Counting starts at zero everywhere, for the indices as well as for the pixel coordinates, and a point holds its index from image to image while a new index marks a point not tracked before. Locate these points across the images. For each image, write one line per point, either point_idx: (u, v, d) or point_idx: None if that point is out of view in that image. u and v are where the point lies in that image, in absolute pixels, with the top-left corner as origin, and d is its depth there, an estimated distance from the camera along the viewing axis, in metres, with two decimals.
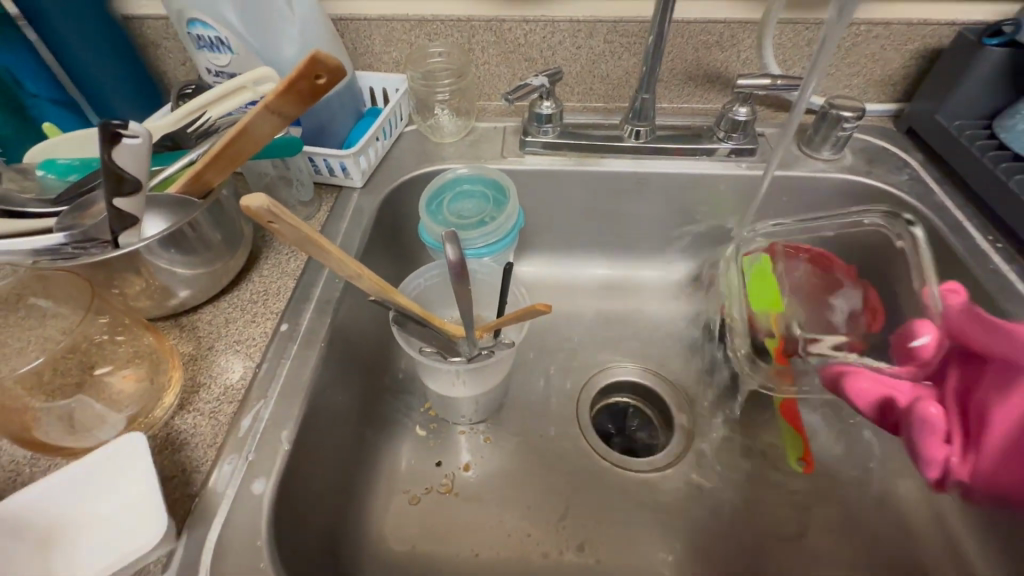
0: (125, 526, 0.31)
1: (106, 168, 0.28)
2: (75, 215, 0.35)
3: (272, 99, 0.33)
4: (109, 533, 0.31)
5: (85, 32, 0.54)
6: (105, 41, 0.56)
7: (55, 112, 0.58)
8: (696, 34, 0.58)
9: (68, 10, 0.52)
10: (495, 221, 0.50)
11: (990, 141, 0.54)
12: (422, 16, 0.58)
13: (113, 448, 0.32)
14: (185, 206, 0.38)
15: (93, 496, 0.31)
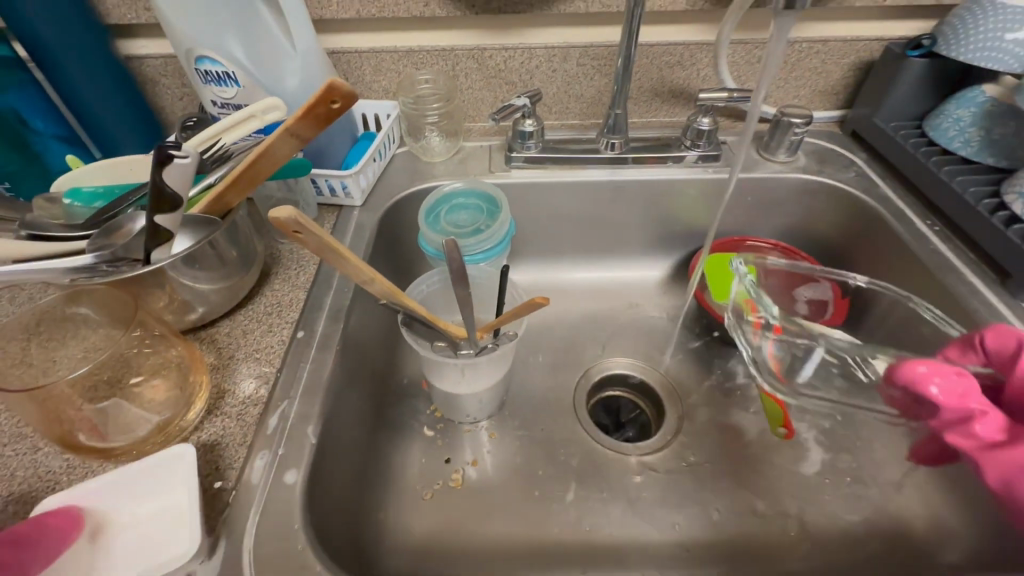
0: (165, 533, 0.33)
1: (153, 185, 0.31)
2: (106, 236, 0.39)
3: (293, 123, 0.37)
4: (151, 539, 0.33)
5: (90, 72, 0.57)
6: (109, 80, 0.59)
7: (58, 148, 0.60)
8: (659, 55, 0.65)
9: (74, 52, 0.55)
10: (489, 230, 0.54)
11: (921, 139, 0.61)
12: (409, 47, 0.63)
13: (160, 456, 0.35)
14: (208, 225, 0.41)
15: (139, 499, 0.34)
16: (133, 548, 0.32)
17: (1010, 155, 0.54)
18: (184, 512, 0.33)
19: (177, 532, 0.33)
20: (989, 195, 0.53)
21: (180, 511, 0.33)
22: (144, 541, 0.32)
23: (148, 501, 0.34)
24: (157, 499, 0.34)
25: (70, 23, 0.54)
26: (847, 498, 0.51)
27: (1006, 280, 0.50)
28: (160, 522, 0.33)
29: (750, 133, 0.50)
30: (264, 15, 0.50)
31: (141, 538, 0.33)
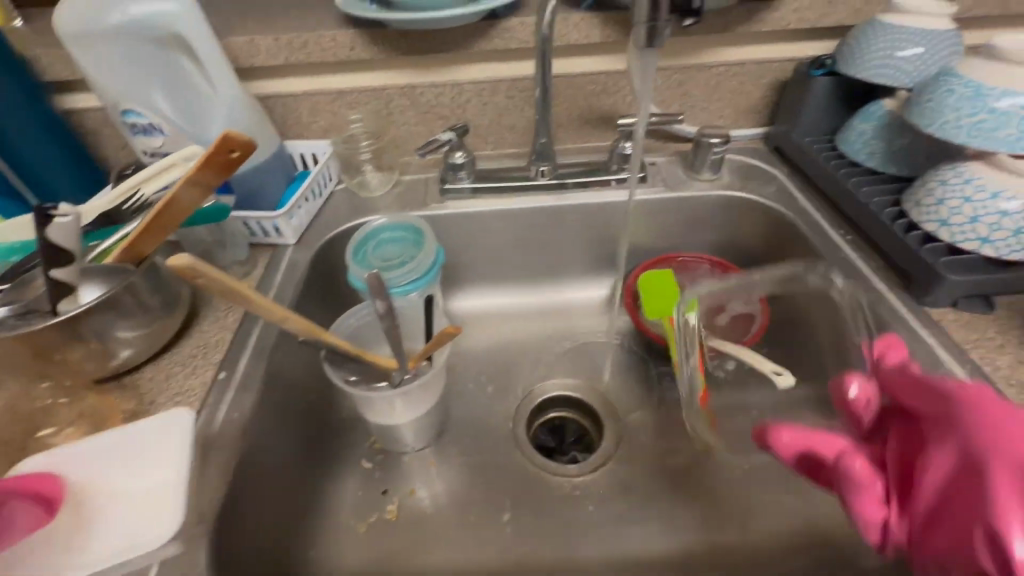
0: (147, 512, 0.37)
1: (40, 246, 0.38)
2: (15, 292, 0.41)
3: (192, 173, 0.38)
4: (134, 516, 0.37)
5: (27, 130, 0.59)
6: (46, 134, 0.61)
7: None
8: (584, 85, 0.68)
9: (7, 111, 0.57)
10: (415, 260, 0.54)
11: (833, 152, 0.63)
12: (342, 88, 0.66)
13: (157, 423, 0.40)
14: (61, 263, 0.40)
15: (126, 472, 0.39)
16: (115, 523, 0.37)
17: (909, 164, 0.56)
18: (167, 496, 0.38)
19: (164, 514, 0.37)
20: (890, 204, 0.55)
21: (164, 491, 0.38)
22: (127, 517, 0.37)
23: (135, 476, 0.39)
24: (142, 474, 0.39)
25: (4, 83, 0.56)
26: (774, 510, 0.52)
27: (909, 285, 0.51)
28: (147, 498, 0.38)
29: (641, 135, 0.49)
30: (181, 63, 0.51)
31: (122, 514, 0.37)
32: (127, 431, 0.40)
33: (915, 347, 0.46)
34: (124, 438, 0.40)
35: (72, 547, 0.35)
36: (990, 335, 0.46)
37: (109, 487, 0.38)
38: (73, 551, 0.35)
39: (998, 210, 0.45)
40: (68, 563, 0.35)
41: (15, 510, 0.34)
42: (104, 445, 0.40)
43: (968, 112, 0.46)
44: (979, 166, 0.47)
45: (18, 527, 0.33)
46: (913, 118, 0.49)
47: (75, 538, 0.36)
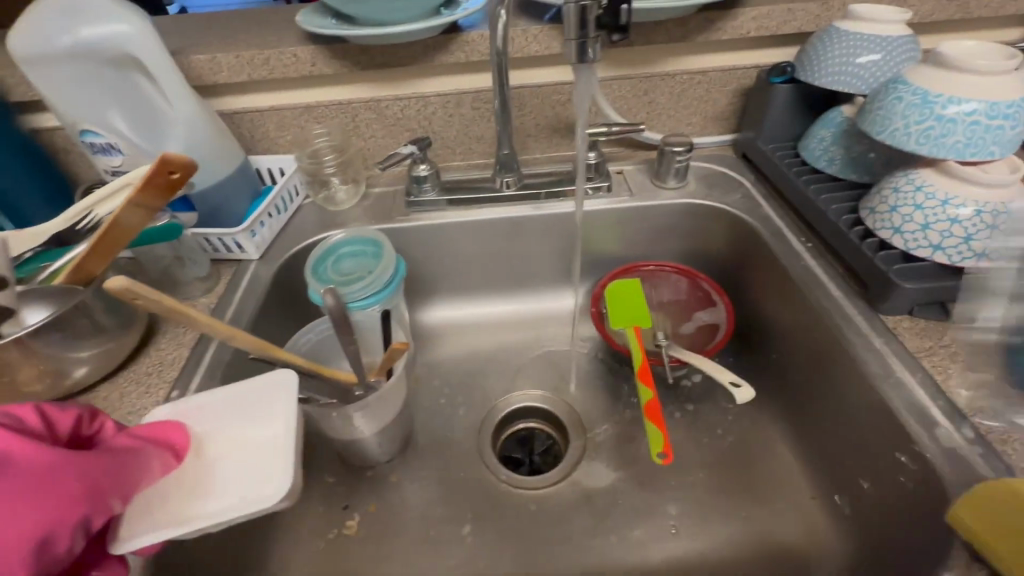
0: (265, 466, 0.39)
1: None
2: None
3: (135, 195, 0.39)
4: (252, 468, 0.39)
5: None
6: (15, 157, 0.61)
7: None
8: (549, 95, 0.68)
9: None
10: (373, 274, 0.55)
11: (796, 159, 0.63)
12: (308, 103, 0.66)
13: (260, 383, 0.43)
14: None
15: (257, 426, 0.42)
16: (227, 476, 0.39)
17: (869, 170, 0.56)
18: (281, 449, 0.39)
19: (268, 468, 0.39)
20: (849, 211, 0.55)
21: (281, 444, 0.40)
22: (246, 470, 0.39)
23: (245, 430, 0.41)
24: (263, 428, 0.41)
25: None
26: (734, 521, 0.52)
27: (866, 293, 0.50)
28: (256, 453, 0.40)
29: (588, 165, 0.50)
30: (138, 82, 0.52)
31: (240, 467, 0.39)
32: (247, 386, 0.43)
33: (867, 355, 0.46)
34: (251, 394, 0.43)
35: (187, 498, 0.38)
36: (943, 343, 0.46)
37: (234, 438, 0.41)
38: (210, 499, 0.38)
39: (947, 217, 0.45)
40: (180, 514, 0.37)
41: (148, 456, 0.38)
42: (227, 399, 0.43)
43: (916, 119, 0.46)
44: (930, 173, 0.47)
45: (150, 471, 0.38)
46: (866, 125, 0.50)
47: (197, 488, 0.39)
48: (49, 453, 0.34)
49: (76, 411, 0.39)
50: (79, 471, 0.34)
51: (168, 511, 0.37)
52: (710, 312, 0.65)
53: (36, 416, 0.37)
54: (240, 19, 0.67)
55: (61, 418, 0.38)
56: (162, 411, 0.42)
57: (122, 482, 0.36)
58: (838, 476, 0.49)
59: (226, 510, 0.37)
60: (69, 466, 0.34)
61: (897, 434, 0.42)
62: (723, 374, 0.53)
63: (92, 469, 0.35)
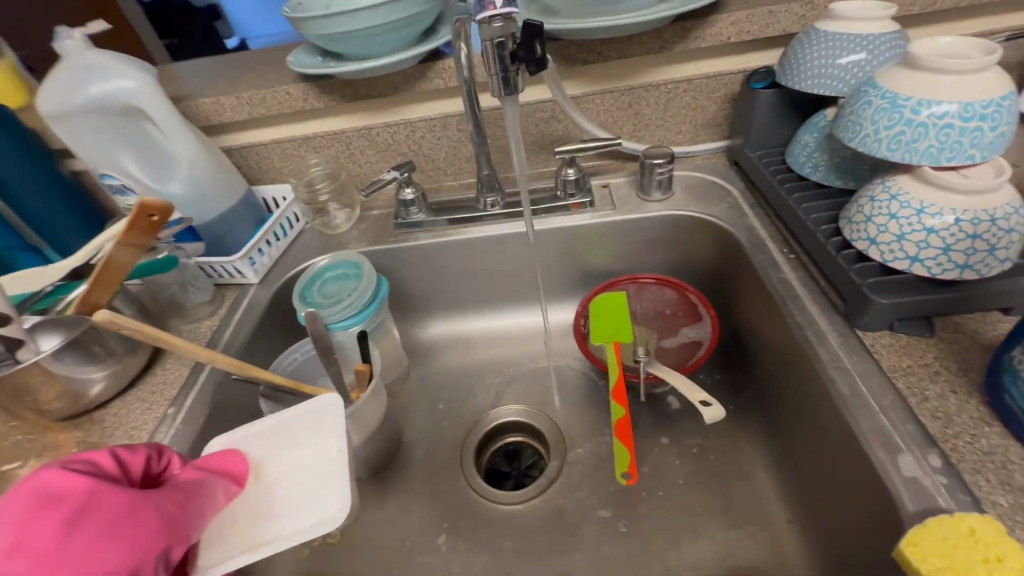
0: (322, 487, 0.42)
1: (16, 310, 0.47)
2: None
3: (122, 237, 0.44)
4: (310, 489, 0.42)
5: (46, 196, 0.68)
6: (60, 198, 0.69)
7: (26, 258, 0.68)
8: (531, 113, 0.69)
9: (32, 182, 0.66)
10: (350, 298, 0.58)
11: (782, 166, 0.61)
12: (305, 135, 0.71)
13: (309, 406, 0.46)
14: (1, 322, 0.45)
15: (308, 448, 0.44)
16: (287, 500, 0.41)
17: (854, 176, 0.53)
18: (337, 469, 0.42)
19: (325, 489, 0.41)
20: (829, 221, 0.52)
21: (335, 464, 0.43)
22: (305, 492, 0.41)
23: (298, 453, 0.44)
24: (313, 450, 0.44)
25: (24, 158, 0.65)
26: (706, 543, 0.51)
27: (843, 307, 0.48)
28: (312, 474, 0.43)
29: (523, 190, 0.53)
30: (146, 128, 0.58)
31: (297, 490, 0.42)
32: (293, 412, 0.45)
33: (835, 375, 0.44)
34: (298, 418, 0.45)
35: (253, 523, 0.40)
36: (923, 361, 0.43)
37: (289, 461, 0.43)
38: (274, 523, 0.40)
39: (923, 227, 0.42)
40: (249, 539, 0.39)
41: (214, 485, 0.39)
42: (277, 425, 0.45)
43: (885, 125, 0.43)
44: (906, 180, 0.44)
45: (217, 499, 0.39)
46: (839, 131, 0.48)
47: (260, 513, 0.41)
48: (126, 492, 0.33)
49: (144, 451, 0.38)
50: (158, 504, 0.34)
51: (238, 538, 0.39)
52: (695, 325, 0.64)
53: (109, 458, 0.36)
54: (246, 62, 0.74)
55: (132, 458, 0.37)
56: (219, 441, 0.44)
57: (193, 513, 0.36)
58: (813, 500, 0.47)
59: (293, 533, 0.39)
60: (147, 501, 0.34)
61: (861, 459, 0.39)
62: (695, 392, 0.52)
63: (165, 503, 0.34)
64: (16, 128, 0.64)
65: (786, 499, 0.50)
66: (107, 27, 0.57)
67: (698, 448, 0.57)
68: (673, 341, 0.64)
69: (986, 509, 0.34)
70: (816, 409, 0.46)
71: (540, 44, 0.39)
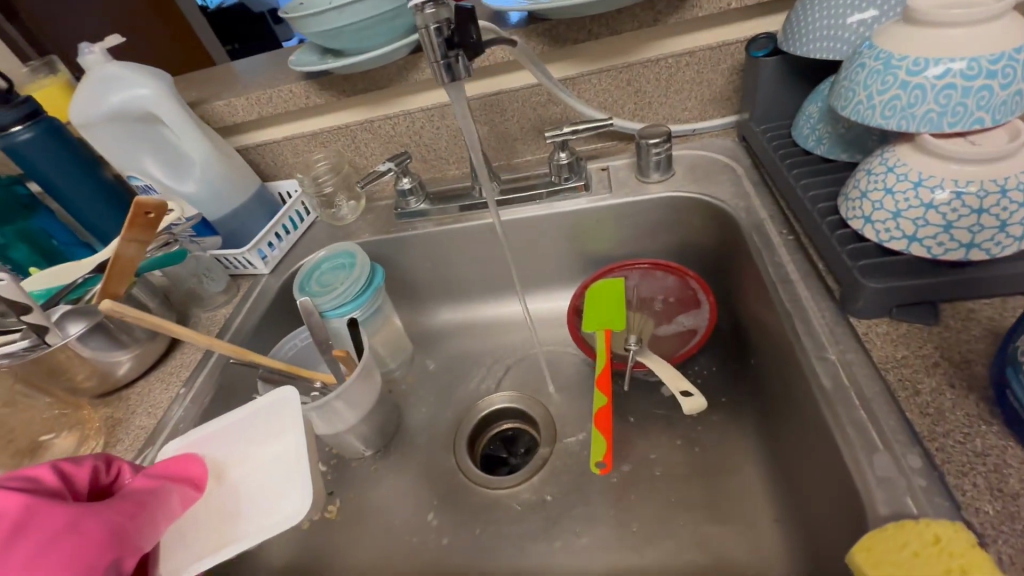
0: (283, 483, 0.44)
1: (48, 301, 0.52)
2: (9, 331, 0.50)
3: (125, 233, 0.48)
4: (273, 485, 0.45)
5: (97, 206, 0.72)
6: (111, 210, 0.73)
7: (80, 252, 0.75)
8: (527, 98, 0.68)
9: (86, 194, 0.71)
10: (340, 288, 0.60)
11: (788, 141, 0.56)
12: (312, 131, 0.74)
13: (267, 400, 0.48)
14: (23, 311, 0.49)
15: (271, 445, 0.47)
16: (251, 498, 0.44)
17: (861, 148, 0.49)
18: (297, 465, 0.45)
19: (287, 486, 0.44)
20: (829, 198, 0.48)
21: (294, 459, 0.45)
22: (267, 488, 0.44)
23: (260, 451, 0.47)
24: (276, 445, 0.47)
25: (78, 173, 0.69)
26: (687, 536, 0.50)
27: (837, 293, 0.44)
28: (275, 471, 0.45)
29: (483, 179, 0.54)
30: (163, 133, 0.63)
31: (260, 486, 0.45)
32: (259, 405, 0.48)
33: (817, 366, 0.41)
34: (257, 416, 0.48)
35: (221, 522, 0.43)
36: (921, 351, 0.39)
37: (251, 459, 0.46)
38: (241, 521, 0.43)
39: (921, 203, 0.38)
40: (217, 539, 0.42)
41: (170, 491, 0.41)
42: (240, 422, 0.48)
43: (879, 89, 0.39)
44: (906, 150, 0.40)
45: (173, 505, 0.41)
46: (833, 99, 0.43)
47: (226, 512, 0.44)
48: (67, 508, 0.35)
49: (90, 463, 0.41)
50: (102, 517, 0.36)
51: (205, 538, 0.42)
52: (694, 313, 0.61)
53: (52, 473, 0.38)
54: (262, 64, 0.78)
55: (76, 472, 0.40)
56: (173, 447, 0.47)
57: (144, 524, 0.38)
58: (800, 497, 0.44)
59: (257, 531, 0.42)
60: (90, 516, 0.36)
61: (838, 456, 0.37)
62: (678, 382, 0.53)
63: (110, 515, 0.36)
64: (64, 139, 0.67)
65: (776, 496, 0.48)
66: (123, 39, 0.63)
67: (689, 439, 0.56)
68: (671, 329, 0.62)
69: (967, 517, 0.30)
70: (801, 401, 0.43)
71: (473, 26, 0.45)
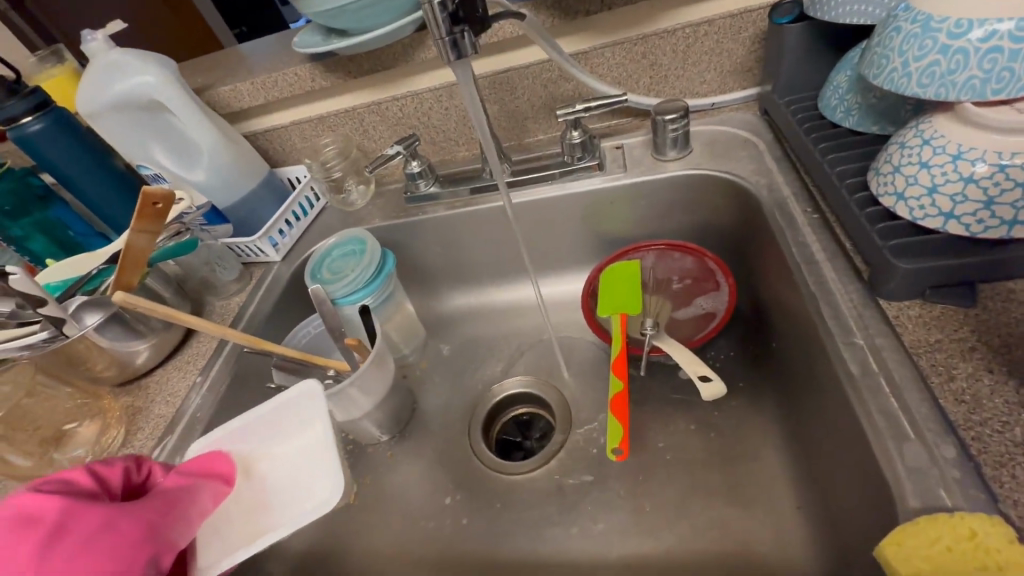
0: (313, 472, 0.45)
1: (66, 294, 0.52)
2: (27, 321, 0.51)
3: (135, 224, 0.48)
4: (302, 475, 0.45)
5: (113, 198, 0.73)
6: (126, 201, 0.74)
7: (96, 242, 0.76)
8: (538, 75, 0.66)
9: (102, 186, 0.71)
10: (350, 276, 0.60)
11: (814, 113, 0.53)
12: (319, 115, 0.73)
13: (290, 394, 0.48)
14: (39, 304, 0.49)
15: (297, 437, 0.47)
16: (281, 489, 0.45)
17: (893, 120, 0.46)
18: (323, 452, 0.45)
19: (315, 474, 0.44)
20: (857, 173, 0.45)
21: (321, 449, 0.45)
22: (297, 479, 0.45)
23: (285, 443, 0.47)
24: (302, 437, 0.47)
25: (92, 164, 0.69)
26: (706, 522, 0.49)
27: (866, 273, 0.42)
28: (303, 462, 0.46)
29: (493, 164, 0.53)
30: (168, 121, 0.62)
31: (290, 478, 0.45)
32: (280, 400, 0.48)
33: (844, 351, 0.39)
34: (281, 409, 0.48)
35: (253, 515, 0.44)
36: (954, 335, 0.37)
37: (277, 452, 0.47)
38: (274, 511, 0.44)
39: (960, 176, 0.35)
40: (251, 530, 0.43)
41: (200, 488, 0.42)
42: (264, 417, 0.47)
43: (915, 55, 0.36)
44: (945, 120, 0.37)
45: (204, 501, 0.41)
46: (864, 68, 0.41)
47: (257, 506, 0.44)
48: (102, 508, 0.37)
49: (122, 464, 0.42)
50: (136, 516, 0.37)
51: (239, 531, 0.43)
52: (712, 295, 0.60)
53: (86, 475, 0.40)
54: (266, 47, 0.76)
55: (108, 473, 0.41)
56: (202, 443, 0.46)
57: (177, 520, 0.39)
58: (823, 485, 0.43)
59: (288, 519, 0.42)
60: (124, 514, 0.37)
61: (866, 445, 0.35)
62: (696, 366, 0.52)
63: (143, 514, 0.37)
64: (72, 130, 0.66)
65: (798, 483, 0.47)
66: (125, 25, 0.62)
67: (707, 424, 0.54)
68: (688, 312, 0.60)
69: (1005, 510, 0.29)
70: (826, 387, 0.42)
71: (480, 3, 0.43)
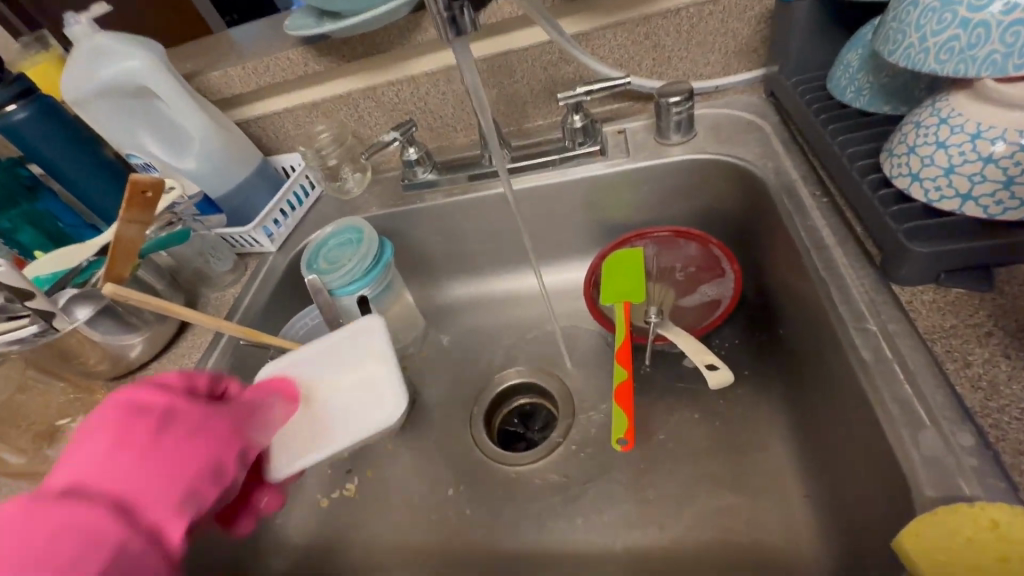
0: (372, 397, 0.51)
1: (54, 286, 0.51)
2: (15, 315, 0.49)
3: (122, 213, 0.47)
4: (362, 399, 0.51)
5: (103, 188, 0.71)
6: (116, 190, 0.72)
7: (86, 234, 0.74)
8: (538, 57, 0.64)
9: (90, 175, 0.69)
10: (347, 266, 0.58)
11: (822, 93, 0.52)
12: (313, 100, 0.71)
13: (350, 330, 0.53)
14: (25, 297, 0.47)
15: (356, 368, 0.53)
16: (341, 410, 0.50)
17: (906, 99, 0.44)
18: (382, 380, 0.51)
19: (376, 400, 0.50)
20: (868, 154, 0.44)
21: (381, 377, 0.51)
22: (357, 402, 0.51)
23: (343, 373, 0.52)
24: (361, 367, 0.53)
25: (80, 153, 0.67)
26: (713, 512, 0.48)
27: (878, 258, 0.41)
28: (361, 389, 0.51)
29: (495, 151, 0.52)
30: (158, 107, 0.60)
31: (350, 401, 0.51)
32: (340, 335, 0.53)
33: (856, 338, 0.38)
34: (340, 344, 0.53)
35: (317, 431, 0.50)
36: (970, 320, 0.36)
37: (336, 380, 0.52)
38: (337, 429, 0.50)
39: (978, 156, 0.34)
40: (316, 443, 0.49)
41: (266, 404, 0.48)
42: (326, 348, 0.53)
43: (933, 30, 0.35)
44: (963, 98, 0.36)
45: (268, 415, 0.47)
46: (878, 44, 0.39)
47: (320, 423, 0.50)
48: (203, 404, 0.41)
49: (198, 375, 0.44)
50: (228, 415, 0.42)
51: (305, 443, 0.49)
52: (717, 281, 0.59)
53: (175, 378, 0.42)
54: (255, 31, 0.74)
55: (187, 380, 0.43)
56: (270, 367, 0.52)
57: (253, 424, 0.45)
58: (833, 473, 0.42)
59: (355, 437, 0.48)
60: (220, 411, 0.41)
61: (880, 433, 0.34)
62: (702, 355, 0.51)
63: (233, 414, 0.43)
64: (60, 118, 0.65)
65: (807, 471, 0.46)
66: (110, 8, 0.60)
67: (713, 413, 0.54)
68: (693, 299, 0.59)
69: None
70: (837, 374, 0.41)
71: None
